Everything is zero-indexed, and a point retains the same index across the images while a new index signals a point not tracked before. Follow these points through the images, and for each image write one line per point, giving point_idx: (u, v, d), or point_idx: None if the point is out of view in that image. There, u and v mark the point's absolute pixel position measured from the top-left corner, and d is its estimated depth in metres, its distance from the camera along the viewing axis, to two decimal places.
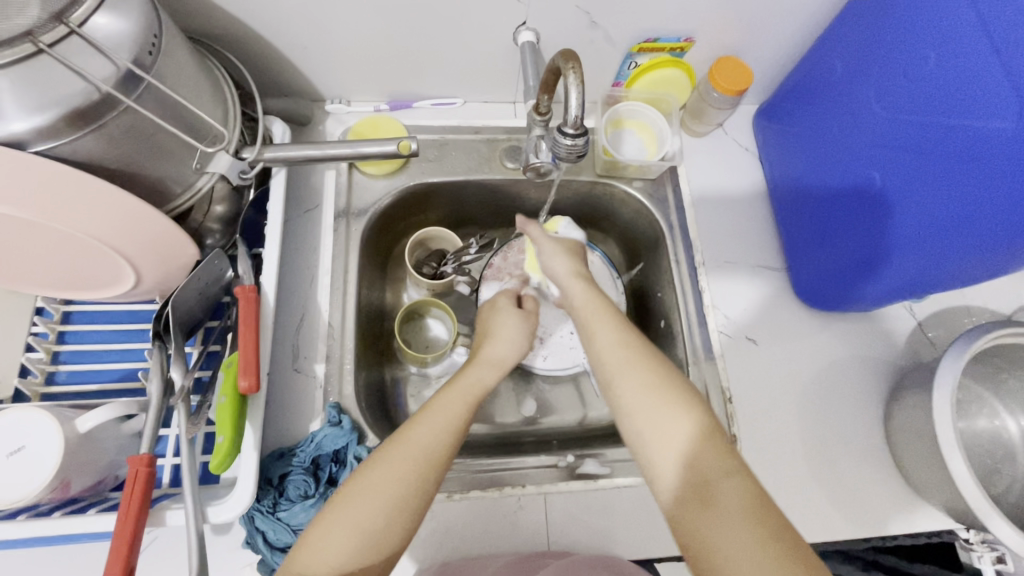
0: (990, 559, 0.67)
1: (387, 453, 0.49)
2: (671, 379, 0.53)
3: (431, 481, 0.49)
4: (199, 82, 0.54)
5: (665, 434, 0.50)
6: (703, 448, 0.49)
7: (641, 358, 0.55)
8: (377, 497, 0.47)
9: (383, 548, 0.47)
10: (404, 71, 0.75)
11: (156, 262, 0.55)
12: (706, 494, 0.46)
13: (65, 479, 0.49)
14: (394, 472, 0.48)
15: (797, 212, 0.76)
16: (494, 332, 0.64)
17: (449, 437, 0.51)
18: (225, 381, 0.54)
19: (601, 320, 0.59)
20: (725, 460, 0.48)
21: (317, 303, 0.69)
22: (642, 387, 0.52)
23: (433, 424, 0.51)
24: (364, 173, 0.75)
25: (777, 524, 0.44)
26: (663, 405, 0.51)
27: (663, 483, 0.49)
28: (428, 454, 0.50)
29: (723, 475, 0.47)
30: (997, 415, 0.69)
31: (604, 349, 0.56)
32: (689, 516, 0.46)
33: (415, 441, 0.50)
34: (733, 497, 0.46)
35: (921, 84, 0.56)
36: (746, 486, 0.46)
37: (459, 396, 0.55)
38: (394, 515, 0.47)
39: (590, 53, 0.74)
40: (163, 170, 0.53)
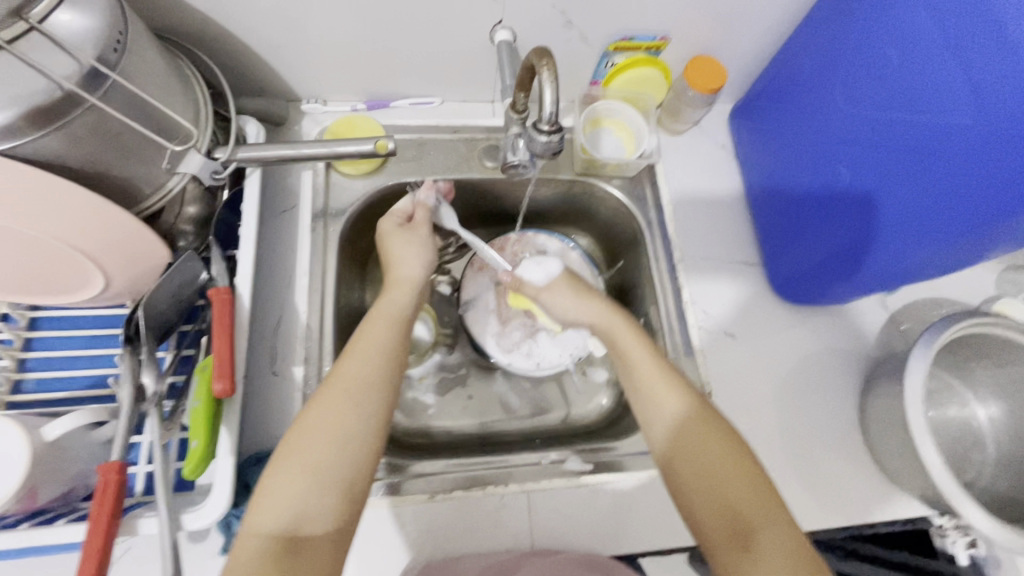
0: (964, 544, 0.68)
1: (322, 394, 0.52)
2: (711, 423, 0.55)
3: (371, 405, 0.52)
4: (169, 81, 0.53)
5: (710, 475, 0.52)
6: (743, 495, 0.51)
7: (688, 396, 0.57)
8: (324, 432, 0.49)
9: (338, 477, 0.48)
10: (381, 70, 0.74)
11: (126, 265, 0.54)
12: (749, 541, 0.49)
13: (32, 490, 0.48)
14: (330, 408, 0.51)
15: (771, 212, 0.77)
16: (391, 257, 0.65)
17: (375, 364, 0.54)
18: (200, 385, 0.53)
19: (635, 346, 0.61)
20: (772, 512, 0.50)
21: (294, 305, 0.68)
22: (685, 420, 0.56)
23: (359, 354, 0.54)
24: (341, 173, 0.74)
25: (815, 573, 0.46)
26: (697, 438, 0.55)
27: (704, 525, 0.51)
28: (358, 381, 0.52)
29: (764, 523, 0.49)
30: (967, 403, 0.71)
31: (646, 390, 0.58)
32: (729, 557, 0.49)
33: (345, 373, 0.53)
34: (776, 547, 0.48)
35: (882, 83, 0.58)
36: (785, 534, 0.48)
37: (381, 325, 0.58)
38: (339, 443, 0.49)
39: (566, 52, 0.74)
40: (130, 171, 0.51)
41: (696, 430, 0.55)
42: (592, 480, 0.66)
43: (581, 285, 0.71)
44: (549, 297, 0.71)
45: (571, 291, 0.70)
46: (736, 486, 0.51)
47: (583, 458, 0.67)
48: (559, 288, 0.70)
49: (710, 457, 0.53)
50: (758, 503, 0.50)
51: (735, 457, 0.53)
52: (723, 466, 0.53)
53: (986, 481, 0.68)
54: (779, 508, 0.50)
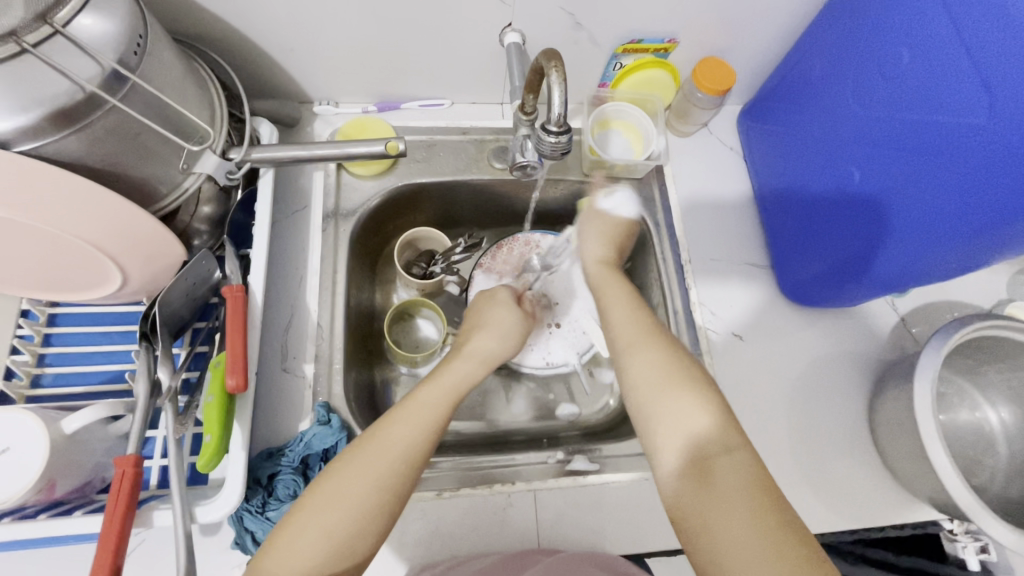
0: (974, 549, 0.68)
1: (361, 454, 0.50)
2: (677, 363, 0.56)
3: (404, 473, 0.50)
4: (186, 83, 0.55)
5: (670, 407, 0.53)
6: (701, 419, 0.52)
7: (655, 339, 0.59)
8: (351, 498, 0.47)
9: (355, 549, 0.47)
10: (391, 72, 0.75)
11: (143, 262, 0.55)
12: (707, 473, 0.49)
13: (51, 481, 0.49)
14: (368, 473, 0.49)
15: (781, 212, 0.77)
16: (483, 323, 0.69)
17: (424, 434, 0.53)
18: (214, 381, 0.54)
19: (612, 289, 0.67)
20: (730, 440, 0.50)
21: (306, 303, 0.69)
22: (653, 362, 0.57)
23: (411, 423, 0.53)
24: (352, 173, 0.75)
25: (769, 496, 0.47)
26: (663, 376, 0.55)
27: (667, 464, 0.51)
28: (403, 454, 0.51)
29: (722, 454, 0.50)
30: (979, 407, 0.70)
31: (623, 324, 0.62)
32: (686, 489, 0.49)
33: (389, 441, 0.51)
34: (734, 475, 0.48)
35: (895, 84, 0.57)
36: (742, 465, 0.49)
37: (439, 394, 0.57)
38: (366, 516, 0.47)
39: (575, 54, 0.75)
40: (148, 171, 0.53)
41: (653, 356, 0.57)
42: (599, 479, 0.66)
43: (618, 238, 0.74)
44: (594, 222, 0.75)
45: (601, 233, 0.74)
46: (697, 418, 0.52)
47: (588, 459, 0.68)
48: (592, 232, 0.74)
49: (673, 401, 0.53)
50: (716, 430, 0.51)
51: (699, 389, 0.54)
52: (684, 398, 0.53)
53: (998, 486, 0.67)
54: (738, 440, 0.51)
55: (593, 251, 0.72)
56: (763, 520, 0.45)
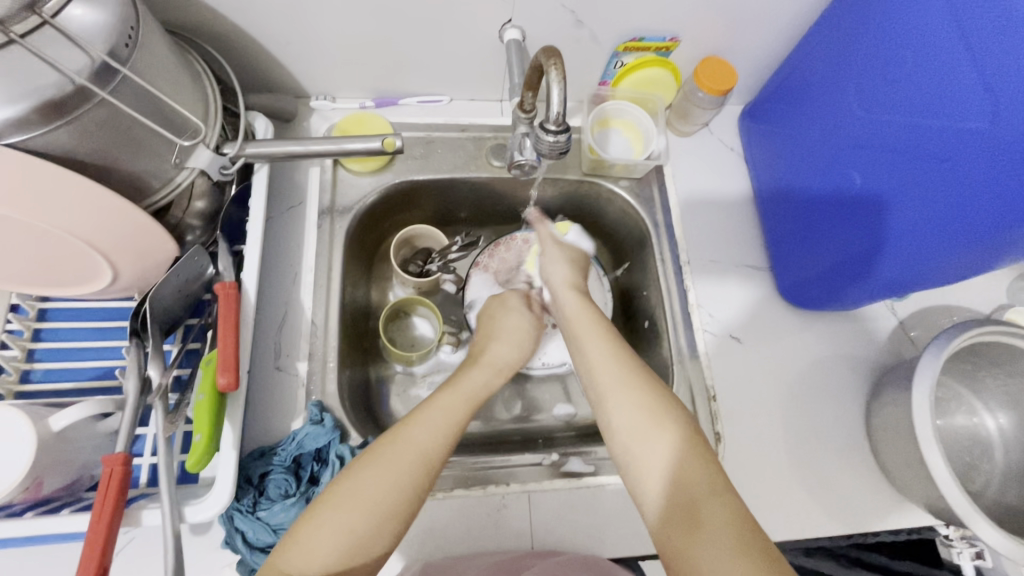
0: (969, 555, 0.69)
1: (384, 453, 0.49)
2: (656, 406, 0.52)
3: (425, 474, 0.49)
4: (179, 76, 0.54)
5: (656, 458, 0.50)
6: (687, 465, 0.49)
7: (634, 377, 0.55)
8: (371, 496, 0.47)
9: (372, 548, 0.46)
10: (390, 67, 0.74)
11: (134, 258, 0.54)
12: (697, 523, 0.45)
13: (38, 479, 0.48)
14: (390, 471, 0.48)
15: (782, 215, 0.76)
16: (497, 333, 0.68)
17: (444, 437, 0.52)
18: (204, 379, 0.53)
19: (588, 329, 0.61)
20: (714, 484, 0.47)
21: (300, 300, 0.68)
22: (632, 407, 0.53)
23: (431, 425, 0.52)
24: (349, 170, 0.75)
25: (761, 546, 0.43)
26: (649, 428, 0.51)
27: (655, 512, 0.48)
28: (424, 454, 0.50)
29: (710, 502, 0.46)
30: (976, 412, 0.70)
31: (597, 367, 0.57)
32: (675, 537, 0.46)
33: (412, 440, 0.50)
34: (724, 527, 0.45)
35: (898, 86, 0.57)
36: (731, 515, 0.45)
37: (459, 398, 0.56)
38: (385, 515, 0.47)
39: (575, 52, 0.74)
40: (139, 165, 0.52)
41: (636, 400, 0.53)
42: (594, 481, 0.66)
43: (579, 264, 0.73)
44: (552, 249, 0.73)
45: (560, 254, 0.73)
46: (683, 466, 0.49)
47: (584, 461, 0.68)
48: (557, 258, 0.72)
49: (655, 441, 0.50)
50: (701, 480, 0.47)
51: (679, 437, 0.50)
52: (666, 448, 0.50)
53: (995, 492, 0.66)
54: (725, 486, 0.47)
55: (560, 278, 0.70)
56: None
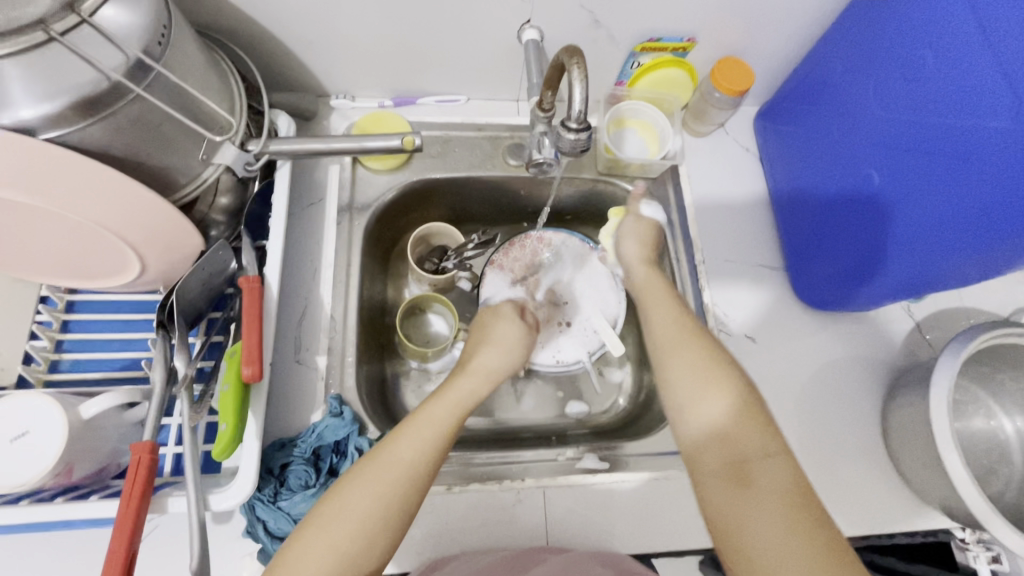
0: (986, 559, 0.68)
1: (367, 470, 0.49)
2: (718, 368, 0.55)
3: (410, 491, 0.49)
4: (207, 74, 0.55)
5: (711, 413, 0.52)
6: (744, 424, 0.51)
7: (697, 339, 0.58)
8: (356, 513, 0.47)
9: (362, 562, 0.46)
10: (409, 67, 0.75)
11: (162, 251, 0.56)
12: (747, 475, 0.48)
13: (68, 465, 0.49)
14: (376, 487, 0.48)
15: (797, 215, 0.76)
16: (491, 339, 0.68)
17: (431, 448, 0.51)
18: (229, 370, 0.54)
19: (658, 296, 0.65)
20: (769, 444, 0.49)
21: (319, 296, 0.69)
22: (691, 367, 0.55)
23: (415, 437, 0.52)
24: (368, 168, 0.76)
25: (810, 508, 0.45)
26: (709, 389, 0.53)
27: (703, 463, 0.50)
28: (410, 467, 0.50)
29: (761, 454, 0.48)
30: (994, 415, 0.70)
31: (664, 327, 0.60)
32: (723, 494, 0.48)
33: (396, 456, 0.50)
34: (772, 476, 0.47)
35: (918, 87, 0.57)
36: (781, 467, 0.48)
37: (445, 406, 0.56)
38: (372, 530, 0.47)
39: (593, 52, 0.74)
40: (168, 161, 0.53)
41: (699, 361, 0.56)
42: (608, 478, 0.66)
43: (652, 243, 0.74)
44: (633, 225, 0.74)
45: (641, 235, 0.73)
46: (737, 421, 0.51)
47: (598, 458, 0.68)
48: (629, 234, 0.73)
49: (711, 399, 0.53)
50: (755, 433, 0.50)
51: (737, 394, 0.53)
52: (724, 404, 0.52)
53: (1012, 495, 0.66)
54: (777, 441, 0.50)
55: (632, 255, 0.72)
56: (804, 535, 0.44)
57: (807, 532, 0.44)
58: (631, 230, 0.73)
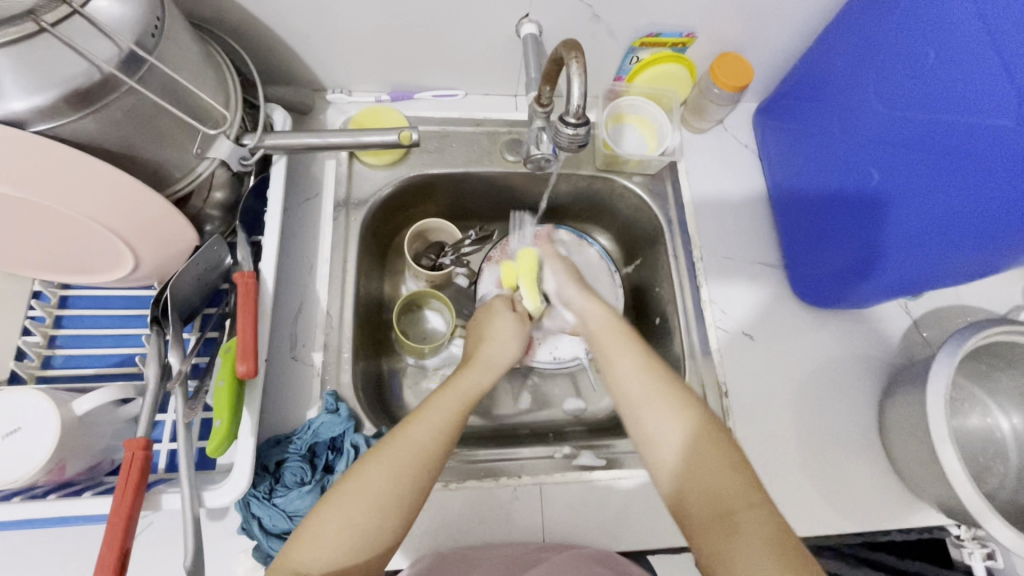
0: (980, 556, 0.69)
1: (384, 451, 0.49)
2: (690, 419, 0.52)
3: (423, 474, 0.49)
4: (202, 66, 0.54)
5: (696, 464, 0.50)
6: (724, 476, 0.49)
7: (665, 388, 0.55)
8: (373, 492, 0.47)
9: (378, 541, 0.47)
10: (406, 61, 0.75)
11: (156, 246, 0.55)
12: (734, 530, 0.46)
13: (61, 461, 0.49)
14: (392, 467, 0.48)
15: (796, 213, 0.76)
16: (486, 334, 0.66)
17: (442, 433, 0.51)
18: (224, 366, 0.54)
19: (618, 338, 0.61)
20: (751, 496, 0.48)
21: (315, 291, 0.69)
22: (669, 417, 0.53)
23: (429, 420, 0.51)
24: (365, 163, 0.75)
25: (802, 558, 0.44)
26: (692, 442, 0.51)
27: (691, 517, 0.49)
28: (424, 449, 0.50)
29: (747, 506, 0.47)
30: (990, 413, 0.70)
31: (627, 379, 0.57)
32: (716, 549, 0.46)
33: (412, 437, 0.50)
34: (760, 529, 0.45)
35: (919, 84, 0.56)
36: (766, 520, 0.46)
37: (454, 394, 0.55)
38: (387, 509, 0.47)
39: (591, 47, 0.74)
40: (162, 155, 0.53)
41: (671, 414, 0.53)
42: (604, 475, 0.66)
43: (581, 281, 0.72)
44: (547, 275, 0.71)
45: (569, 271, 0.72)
46: (719, 473, 0.49)
47: (595, 455, 0.68)
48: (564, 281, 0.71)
49: (689, 453, 0.51)
50: (741, 485, 0.48)
51: (719, 445, 0.51)
52: (710, 456, 0.50)
53: (1007, 492, 0.66)
54: (762, 492, 0.48)
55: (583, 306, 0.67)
56: None
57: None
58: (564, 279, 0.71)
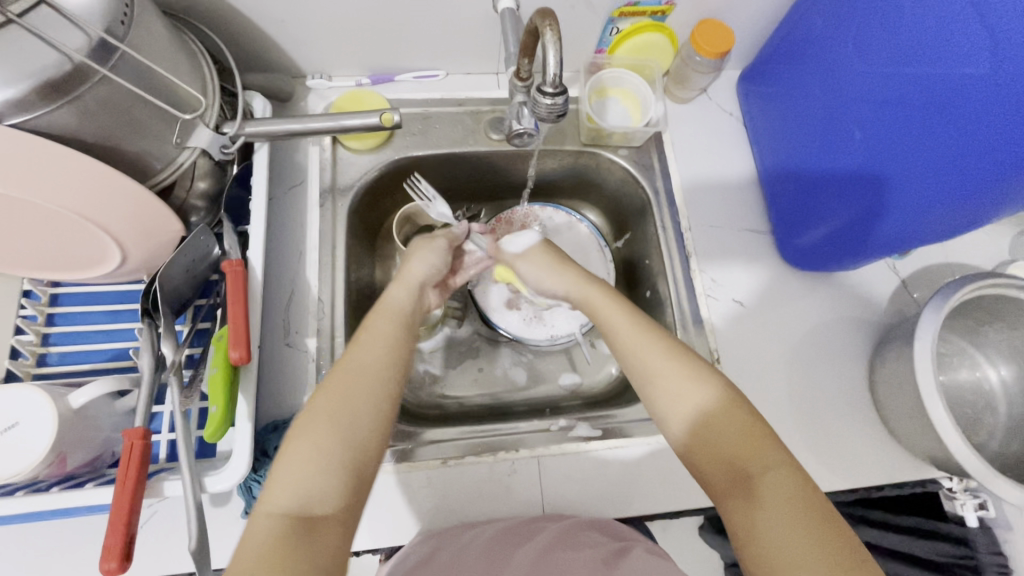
0: (972, 506, 0.70)
1: (331, 382, 0.52)
2: (701, 380, 0.54)
3: (383, 398, 0.52)
4: (175, 54, 0.54)
5: (706, 431, 0.52)
6: (739, 442, 0.50)
7: (673, 348, 0.56)
8: (326, 416, 0.49)
9: (344, 461, 0.48)
10: (385, 43, 0.74)
11: (142, 238, 0.55)
12: (753, 490, 0.48)
13: (62, 454, 0.50)
14: (339, 392, 0.51)
15: (783, 178, 0.76)
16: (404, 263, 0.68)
17: (382, 352, 0.55)
18: (216, 354, 0.54)
19: (608, 303, 0.61)
20: (772, 458, 0.49)
21: (306, 278, 0.69)
22: (678, 381, 0.54)
23: (368, 344, 0.55)
24: (348, 148, 0.75)
25: (824, 514, 0.46)
26: (709, 411, 0.52)
27: (712, 481, 0.51)
28: (367, 367, 0.53)
29: (764, 469, 0.48)
30: (979, 365, 0.71)
31: (626, 343, 0.57)
32: (737, 511, 0.48)
33: (353, 363, 0.53)
34: (777, 490, 0.47)
35: (896, 39, 0.56)
36: (787, 480, 0.47)
37: (386, 318, 0.58)
38: (347, 427, 0.49)
39: (570, 20, 0.73)
40: (142, 146, 0.53)
41: (686, 376, 0.54)
42: (601, 446, 0.66)
43: (562, 257, 0.69)
44: (524, 266, 0.70)
45: (546, 262, 0.68)
46: (732, 436, 0.50)
47: (591, 426, 0.68)
48: (538, 267, 0.68)
49: (704, 410, 0.52)
50: (752, 448, 0.50)
51: (730, 411, 0.52)
52: (721, 423, 0.51)
53: (997, 443, 0.67)
54: (776, 452, 0.50)
55: (562, 284, 0.66)
56: (819, 543, 0.44)
57: (823, 539, 0.44)
58: (538, 265, 0.68)
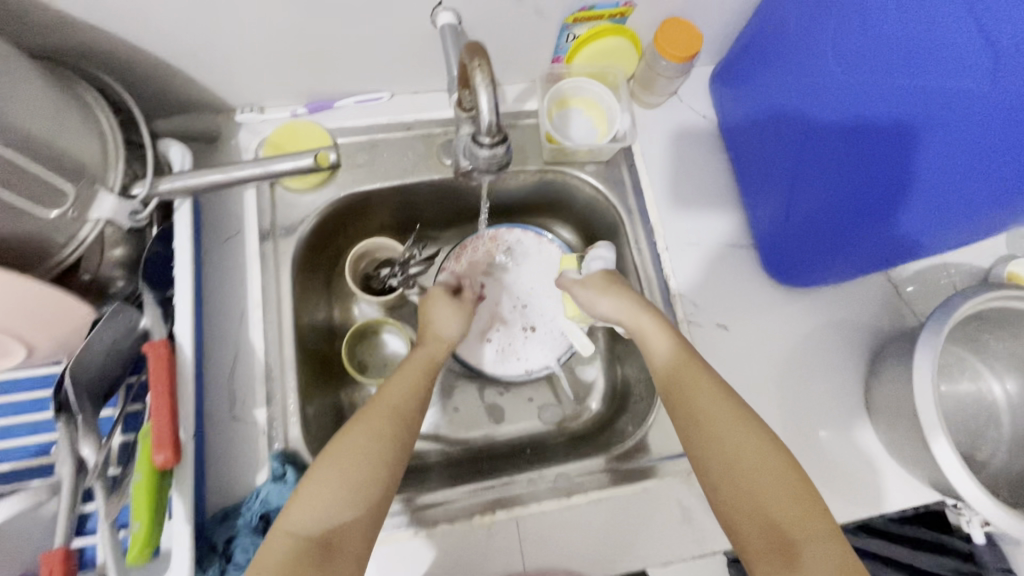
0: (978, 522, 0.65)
1: (365, 413, 0.52)
2: (750, 429, 0.52)
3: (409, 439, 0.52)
4: (61, 115, 0.47)
5: (749, 482, 0.49)
6: (784, 501, 0.48)
7: (724, 390, 0.54)
8: (354, 448, 0.49)
9: (371, 495, 0.48)
10: (316, 70, 0.66)
11: (45, 325, 0.49)
12: (791, 551, 0.46)
13: None
14: (370, 425, 0.51)
15: (760, 187, 0.70)
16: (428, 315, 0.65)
17: (416, 395, 0.55)
18: (141, 455, 0.48)
19: (656, 330, 0.59)
20: (816, 525, 0.47)
21: (250, 341, 0.62)
22: (728, 425, 0.52)
23: (403, 380, 0.55)
24: (289, 188, 0.68)
25: None
26: (749, 462, 0.50)
27: (745, 537, 0.48)
28: (400, 407, 0.53)
29: (807, 537, 0.46)
30: (981, 377, 0.67)
31: (671, 368, 0.56)
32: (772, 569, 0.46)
33: (387, 398, 0.54)
34: (823, 565, 0.44)
35: (876, 44, 0.50)
36: (831, 554, 0.45)
37: (424, 359, 0.59)
38: (374, 463, 0.49)
39: (521, 30, 0.66)
40: (32, 227, 0.46)
41: (737, 423, 0.52)
42: (584, 499, 0.62)
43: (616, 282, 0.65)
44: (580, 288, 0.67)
45: (596, 285, 0.65)
46: (776, 495, 0.48)
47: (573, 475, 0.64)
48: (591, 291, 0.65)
49: (745, 462, 0.50)
50: (803, 514, 0.47)
51: (782, 471, 0.49)
52: (762, 475, 0.49)
53: (1001, 461, 0.63)
54: (828, 525, 0.47)
55: (612, 310, 0.63)
56: None
57: None
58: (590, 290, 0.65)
